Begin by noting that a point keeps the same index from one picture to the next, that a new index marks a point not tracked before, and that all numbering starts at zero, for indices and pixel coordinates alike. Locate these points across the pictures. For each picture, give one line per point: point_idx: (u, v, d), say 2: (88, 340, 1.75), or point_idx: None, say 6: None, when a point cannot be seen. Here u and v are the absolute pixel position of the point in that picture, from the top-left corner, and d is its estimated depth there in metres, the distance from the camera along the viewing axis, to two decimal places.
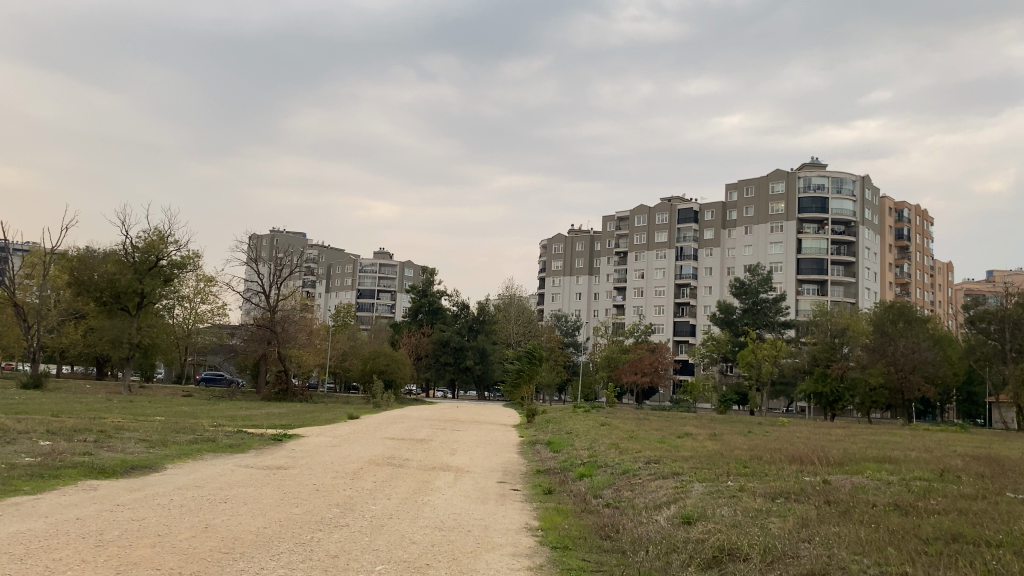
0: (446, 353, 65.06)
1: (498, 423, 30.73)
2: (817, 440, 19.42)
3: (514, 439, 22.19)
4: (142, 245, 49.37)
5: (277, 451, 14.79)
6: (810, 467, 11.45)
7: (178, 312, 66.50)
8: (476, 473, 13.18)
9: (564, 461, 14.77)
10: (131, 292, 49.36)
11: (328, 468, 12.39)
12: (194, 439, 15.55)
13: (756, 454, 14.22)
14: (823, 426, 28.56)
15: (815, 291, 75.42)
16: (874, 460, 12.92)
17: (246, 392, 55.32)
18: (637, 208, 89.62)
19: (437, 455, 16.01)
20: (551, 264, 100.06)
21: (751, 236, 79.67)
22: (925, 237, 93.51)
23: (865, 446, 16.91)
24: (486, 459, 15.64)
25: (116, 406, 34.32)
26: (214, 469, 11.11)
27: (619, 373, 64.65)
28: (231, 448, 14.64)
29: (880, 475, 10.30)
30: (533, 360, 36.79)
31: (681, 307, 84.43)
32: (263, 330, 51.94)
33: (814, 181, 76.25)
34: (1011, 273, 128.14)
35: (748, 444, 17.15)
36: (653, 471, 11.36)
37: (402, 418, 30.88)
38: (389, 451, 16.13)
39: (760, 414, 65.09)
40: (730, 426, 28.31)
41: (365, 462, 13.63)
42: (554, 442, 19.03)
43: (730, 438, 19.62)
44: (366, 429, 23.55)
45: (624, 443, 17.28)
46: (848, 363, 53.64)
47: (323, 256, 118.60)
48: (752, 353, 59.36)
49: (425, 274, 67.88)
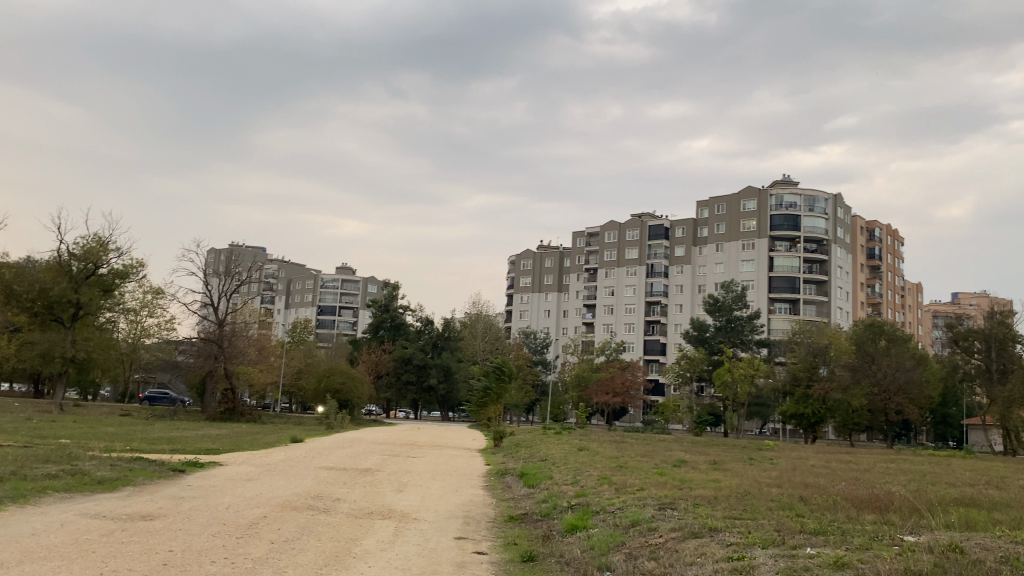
0: (408, 371, 61.25)
1: (461, 447, 27.19)
2: (839, 471, 16.14)
3: (478, 467, 18.71)
4: (80, 252, 44.76)
5: (163, 489, 11.11)
6: (901, 520, 8.06)
7: (123, 325, 61.75)
8: (428, 522, 9.64)
9: (544, 501, 11.33)
10: (64, 303, 44.78)
11: (215, 517, 8.76)
12: (57, 471, 11.78)
13: (797, 494, 10.85)
14: (826, 451, 25.39)
15: (787, 309, 73.03)
16: (954, 504, 9.61)
17: (191, 412, 50.61)
18: (607, 224, 86.60)
19: (380, 493, 12.45)
20: (518, 280, 96.43)
21: (722, 254, 77.15)
22: (896, 256, 91.62)
23: (908, 481, 13.73)
24: (442, 498, 12.10)
25: (29, 426, 30.19)
26: (32, 524, 7.46)
27: (588, 393, 61.06)
28: (102, 484, 11.02)
29: (1021, 537, 6.90)
30: (501, 376, 33.25)
31: (651, 326, 81.54)
32: (210, 345, 47.67)
33: (786, 200, 73.89)
34: (976, 296, 127.75)
35: (769, 477, 13.82)
36: (678, 526, 7.92)
37: (355, 442, 27.22)
38: (314, 489, 12.51)
39: (736, 436, 62.31)
40: (725, 451, 24.99)
41: (277, 506, 10.09)
42: (527, 473, 15.59)
43: (737, 469, 16.29)
44: (304, 455, 19.85)
45: (615, 474, 13.98)
46: (829, 383, 50.63)
47: (282, 271, 114.02)
48: (729, 372, 56.04)
49: (387, 288, 64.02)
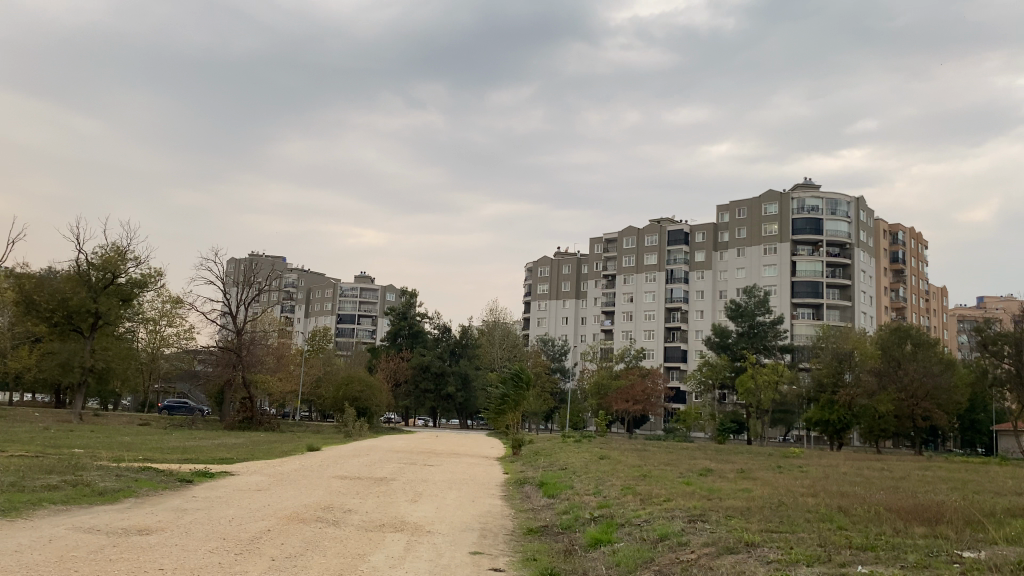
0: (427, 379, 60.74)
1: (480, 455, 26.66)
2: (873, 479, 15.43)
3: (496, 476, 18.16)
4: (98, 262, 44.63)
5: (166, 500, 10.63)
6: (956, 533, 7.40)
7: (143, 335, 61.73)
8: (441, 535, 9.09)
9: (565, 513, 10.74)
10: (83, 312, 44.63)
11: (215, 531, 8.23)
12: (58, 482, 11.31)
13: (836, 504, 10.17)
14: (854, 458, 24.61)
15: (809, 314, 71.95)
16: (1008, 514, 8.92)
17: (209, 422, 50.33)
18: (626, 229, 85.82)
19: (393, 504, 11.89)
20: (537, 287, 95.76)
21: (743, 259, 76.15)
22: (920, 260, 90.14)
23: (950, 490, 12.97)
24: (459, 509, 11.56)
25: (46, 436, 30.00)
26: (16, 539, 6.97)
27: (609, 401, 60.25)
28: (101, 495, 10.53)
29: None
30: (519, 383, 32.66)
31: (671, 332, 80.64)
32: (228, 354, 47.36)
33: (807, 203, 72.99)
34: (1002, 300, 125.57)
35: (802, 487, 13.14)
36: (710, 540, 7.32)
37: (370, 450, 26.74)
38: (325, 500, 11.98)
39: (760, 444, 61.24)
40: (750, 459, 24.23)
41: (283, 518, 9.60)
42: (547, 483, 15.00)
43: (766, 477, 15.64)
44: (318, 465, 19.34)
45: (639, 484, 13.37)
46: (855, 389, 49.02)
47: (302, 280, 114.18)
48: (752, 379, 54.93)
49: (405, 296, 63.53)
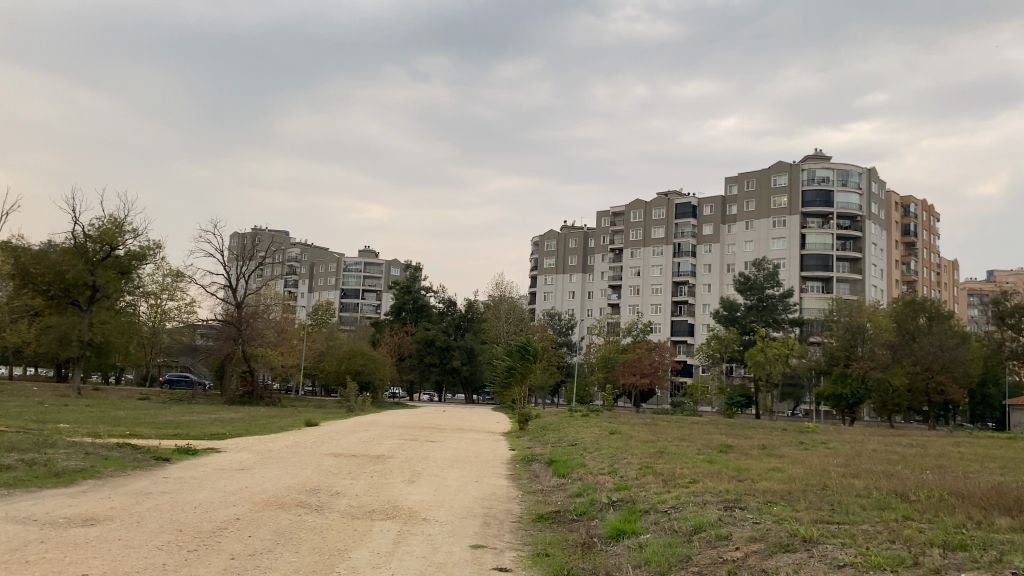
0: (431, 353, 59.74)
1: (484, 431, 25.52)
2: (908, 458, 14.19)
3: (501, 453, 17.04)
4: (95, 234, 43.39)
5: (131, 483, 9.44)
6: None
7: (144, 309, 60.56)
8: (438, 524, 7.89)
9: (579, 496, 9.56)
10: (81, 285, 43.44)
11: (174, 520, 7.05)
12: (14, 462, 10.14)
13: (884, 486, 8.95)
14: (875, 434, 23.42)
15: (819, 287, 70.52)
16: None
17: (209, 396, 49.22)
18: (633, 202, 84.21)
19: (388, 486, 10.69)
20: (542, 262, 94.36)
21: (752, 231, 74.68)
22: (932, 233, 88.46)
23: (998, 469, 11.71)
24: (460, 492, 10.38)
25: (35, 411, 28.95)
26: None
27: (616, 374, 59.00)
28: (59, 477, 9.34)
29: None
30: (525, 357, 31.50)
31: (679, 306, 79.35)
32: (228, 327, 46.06)
33: (818, 174, 71.31)
34: (1012, 275, 123.77)
35: (835, 466, 11.91)
36: (758, 535, 6.11)
37: (371, 426, 25.61)
38: (312, 481, 10.80)
39: (770, 418, 60.11)
40: (768, 435, 23.03)
41: (258, 503, 8.42)
42: (554, 461, 13.80)
43: (793, 455, 14.45)
44: (311, 442, 18.15)
45: (658, 463, 12.18)
46: (869, 361, 46.89)
47: (305, 254, 113.00)
48: (761, 352, 53.29)
49: (409, 269, 62.04)
